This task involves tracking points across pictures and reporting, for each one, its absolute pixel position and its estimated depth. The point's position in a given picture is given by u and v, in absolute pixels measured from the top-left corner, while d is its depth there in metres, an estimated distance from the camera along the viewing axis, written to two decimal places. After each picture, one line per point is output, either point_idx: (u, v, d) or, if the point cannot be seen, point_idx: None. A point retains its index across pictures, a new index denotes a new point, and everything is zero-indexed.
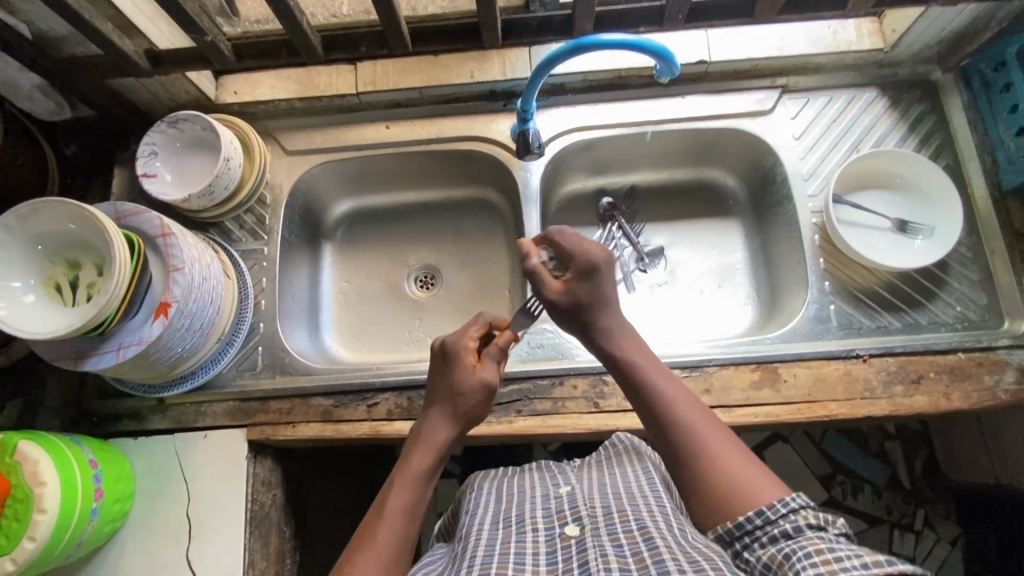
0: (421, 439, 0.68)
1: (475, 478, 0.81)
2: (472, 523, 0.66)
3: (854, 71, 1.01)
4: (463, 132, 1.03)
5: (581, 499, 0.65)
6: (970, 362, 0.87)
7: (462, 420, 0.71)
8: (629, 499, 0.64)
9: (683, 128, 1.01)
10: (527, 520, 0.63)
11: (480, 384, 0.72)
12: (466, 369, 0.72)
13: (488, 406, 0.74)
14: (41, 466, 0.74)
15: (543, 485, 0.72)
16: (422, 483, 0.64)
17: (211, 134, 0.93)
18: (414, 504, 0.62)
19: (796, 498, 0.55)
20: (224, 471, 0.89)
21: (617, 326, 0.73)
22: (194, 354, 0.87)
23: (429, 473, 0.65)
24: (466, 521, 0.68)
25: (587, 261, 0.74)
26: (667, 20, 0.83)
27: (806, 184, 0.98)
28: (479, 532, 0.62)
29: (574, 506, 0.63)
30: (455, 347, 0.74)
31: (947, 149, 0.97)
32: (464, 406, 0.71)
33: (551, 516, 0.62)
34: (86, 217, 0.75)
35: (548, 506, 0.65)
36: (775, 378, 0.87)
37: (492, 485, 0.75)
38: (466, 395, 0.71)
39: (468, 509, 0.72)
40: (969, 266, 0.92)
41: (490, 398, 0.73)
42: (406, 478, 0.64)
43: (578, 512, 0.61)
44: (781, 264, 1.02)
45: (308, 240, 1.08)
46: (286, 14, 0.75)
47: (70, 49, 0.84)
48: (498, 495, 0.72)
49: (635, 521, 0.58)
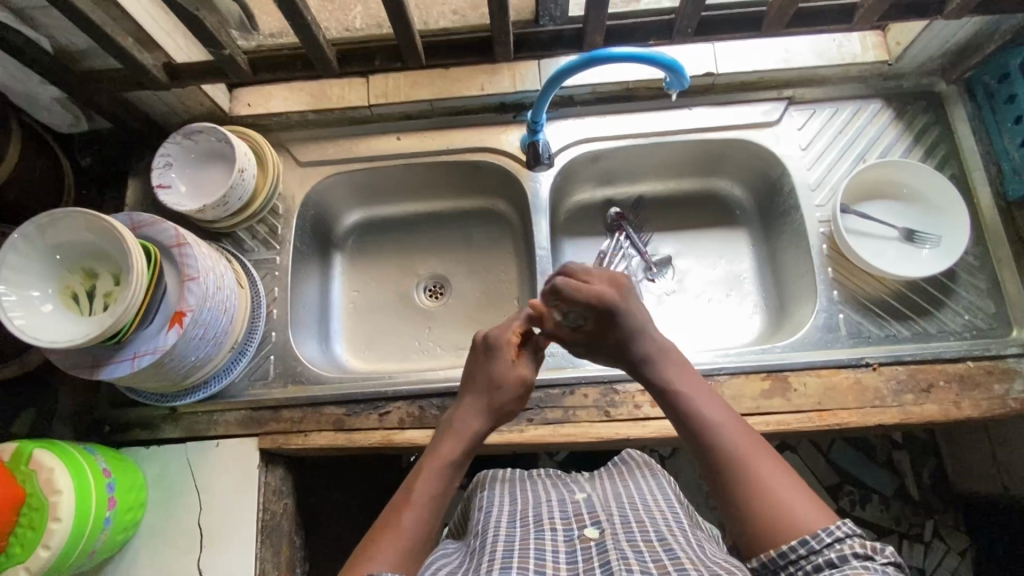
0: (454, 428, 0.72)
1: (487, 476, 0.80)
2: (489, 520, 0.66)
3: (859, 83, 1.02)
4: (473, 143, 1.04)
5: (598, 505, 0.66)
6: (979, 370, 0.87)
7: (496, 414, 0.74)
8: (646, 511, 0.64)
9: (690, 139, 1.02)
10: (546, 521, 0.63)
11: (518, 380, 0.76)
12: (507, 364, 0.76)
13: (519, 403, 0.77)
14: (57, 474, 0.74)
15: (558, 490, 0.73)
16: (449, 471, 0.67)
17: (226, 146, 0.95)
18: (441, 490, 0.65)
19: (840, 526, 0.55)
20: (236, 480, 0.90)
21: (655, 352, 0.74)
22: (207, 362, 0.87)
23: (459, 463, 0.69)
24: (479, 519, 0.69)
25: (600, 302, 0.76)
26: (676, 34, 0.85)
27: (813, 194, 0.99)
28: (496, 529, 0.63)
29: (592, 510, 0.64)
30: (498, 340, 0.77)
31: (952, 160, 0.98)
32: (501, 401, 0.74)
33: (569, 518, 0.63)
34: (104, 228, 0.76)
35: (564, 509, 0.66)
36: (785, 387, 0.88)
37: (505, 486, 0.75)
38: (503, 390, 0.75)
39: (481, 506, 0.72)
40: (977, 275, 0.93)
41: (523, 397, 0.76)
42: (435, 464, 0.67)
43: (596, 516, 0.62)
44: (789, 273, 1.02)
45: (319, 249, 1.09)
46: (304, 29, 0.76)
47: (89, 62, 0.85)
48: (511, 495, 0.72)
49: (654, 532, 0.59)
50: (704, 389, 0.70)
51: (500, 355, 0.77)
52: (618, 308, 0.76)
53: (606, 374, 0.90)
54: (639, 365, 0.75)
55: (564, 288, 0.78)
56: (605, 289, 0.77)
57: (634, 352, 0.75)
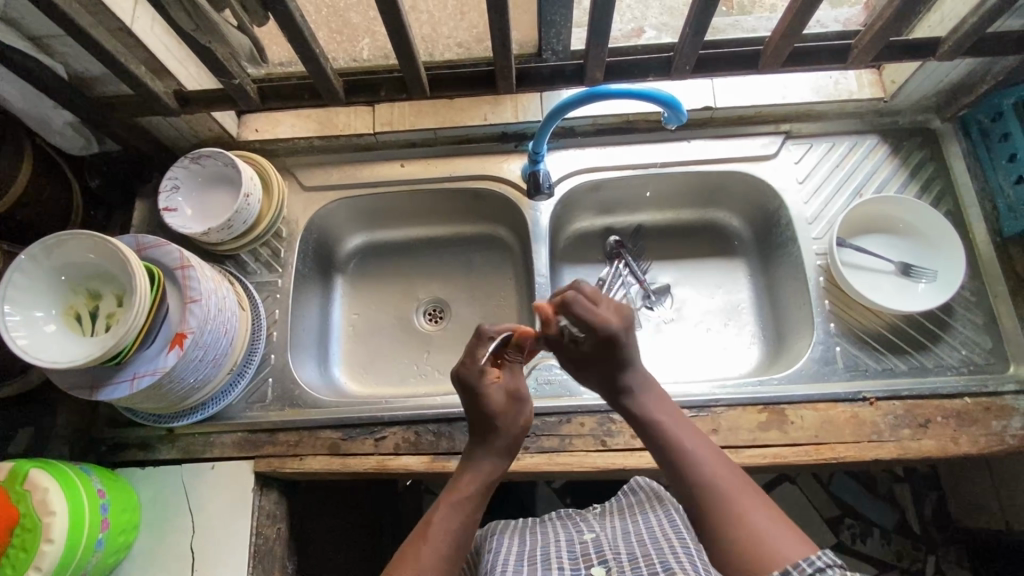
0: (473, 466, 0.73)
1: (497, 525, 0.80)
2: (500, 559, 0.70)
3: (856, 118, 1.04)
4: (476, 171, 1.06)
5: (607, 544, 0.71)
6: (977, 407, 0.87)
7: (506, 443, 0.74)
8: (654, 542, 0.69)
9: (689, 171, 1.04)
10: (553, 560, 0.69)
11: (509, 400, 0.74)
12: (494, 388, 0.73)
13: (524, 417, 0.75)
14: (51, 495, 0.74)
15: (567, 530, 0.77)
16: (472, 507, 0.70)
17: (233, 170, 0.96)
18: (467, 529, 0.68)
19: (821, 557, 0.57)
20: (230, 503, 0.89)
21: (638, 384, 0.76)
22: (206, 384, 0.88)
23: (480, 500, 0.70)
24: (491, 560, 0.72)
25: (606, 334, 0.73)
26: (674, 70, 0.86)
27: (810, 227, 1.00)
28: (504, 568, 0.68)
29: (599, 550, 0.70)
30: (472, 375, 0.73)
31: (948, 196, 0.99)
32: (509, 424, 0.74)
33: (576, 558, 0.70)
34: (109, 250, 0.77)
35: (572, 548, 0.72)
36: (781, 420, 0.88)
37: (516, 528, 0.78)
38: (500, 420, 0.73)
39: (491, 548, 0.74)
40: (973, 310, 0.93)
41: (523, 411, 0.75)
42: (454, 503, 0.69)
43: (602, 555, 0.69)
44: (787, 304, 1.03)
45: (320, 272, 1.10)
46: (312, 61, 0.78)
47: (102, 88, 0.87)
48: (520, 537, 0.75)
49: (659, 564, 0.64)
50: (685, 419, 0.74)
51: (487, 387, 0.73)
52: (616, 339, 0.73)
53: (604, 404, 0.90)
54: (618, 392, 0.76)
55: (575, 306, 0.74)
56: (611, 319, 0.74)
57: (615, 380, 0.75)
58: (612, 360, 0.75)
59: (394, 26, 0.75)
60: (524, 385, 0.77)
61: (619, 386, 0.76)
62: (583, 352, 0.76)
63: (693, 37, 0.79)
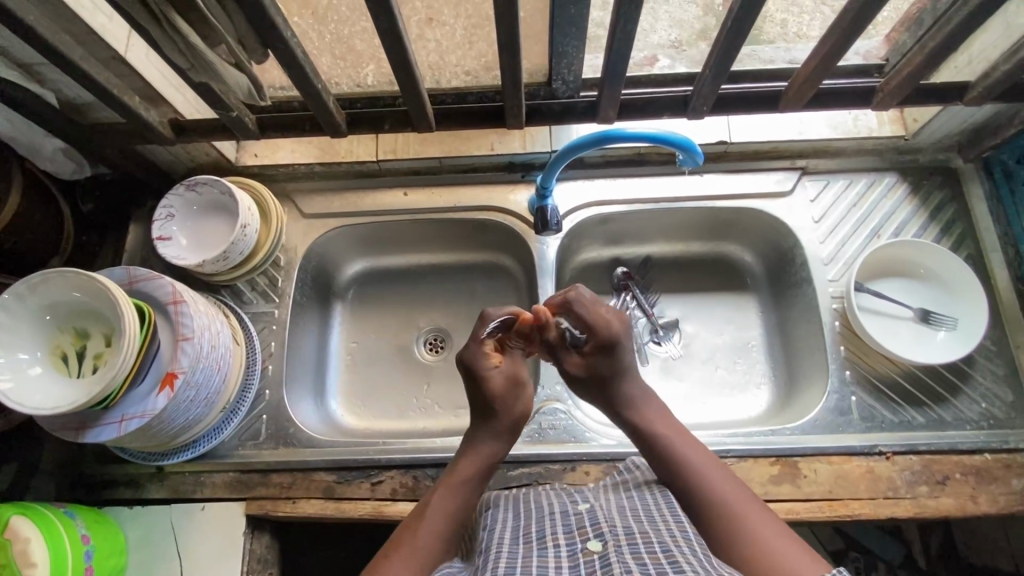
0: (469, 449, 0.73)
1: (492, 496, 0.76)
2: (493, 536, 0.63)
3: (874, 155, 1.00)
4: (481, 202, 1.03)
5: (602, 516, 0.64)
6: (997, 464, 0.84)
7: (505, 427, 0.74)
8: (651, 523, 0.62)
9: (701, 206, 1.01)
10: (548, 536, 0.61)
11: (508, 382, 0.75)
12: (494, 370, 0.75)
13: (524, 399, 0.76)
14: (32, 546, 0.71)
15: (562, 503, 0.69)
16: (468, 488, 0.70)
17: (229, 199, 0.93)
18: (460, 507, 0.68)
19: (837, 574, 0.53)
20: (221, 546, 0.86)
21: (641, 396, 0.76)
22: (197, 423, 0.85)
23: (475, 480, 0.70)
24: (484, 539, 0.65)
25: (609, 335, 0.76)
26: (691, 110, 0.84)
27: (826, 269, 0.96)
28: (499, 546, 0.60)
29: (595, 521, 0.62)
30: (474, 357, 0.75)
31: (969, 239, 0.96)
32: (507, 406, 0.74)
33: (571, 531, 0.61)
34: (97, 289, 0.74)
35: (568, 522, 0.63)
36: (795, 474, 0.85)
37: (507, 503, 0.72)
38: (498, 401, 0.74)
39: (487, 525, 0.68)
40: (995, 361, 0.90)
41: (523, 395, 0.76)
42: (454, 483, 0.70)
43: (600, 528, 0.60)
44: (800, 346, 0.99)
45: (319, 300, 1.07)
46: (314, 95, 0.75)
47: (95, 114, 0.84)
48: (514, 511, 0.69)
49: (658, 544, 0.57)
50: (691, 438, 0.72)
51: (485, 369, 0.75)
52: (619, 342, 0.77)
53: (611, 451, 0.87)
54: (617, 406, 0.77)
55: (575, 305, 0.77)
56: (613, 322, 0.78)
57: (620, 392, 0.76)
58: (609, 373, 0.77)
59: (400, 61, 0.71)
60: (525, 371, 0.77)
61: (621, 397, 0.76)
62: (586, 368, 0.78)
63: (713, 79, 0.76)
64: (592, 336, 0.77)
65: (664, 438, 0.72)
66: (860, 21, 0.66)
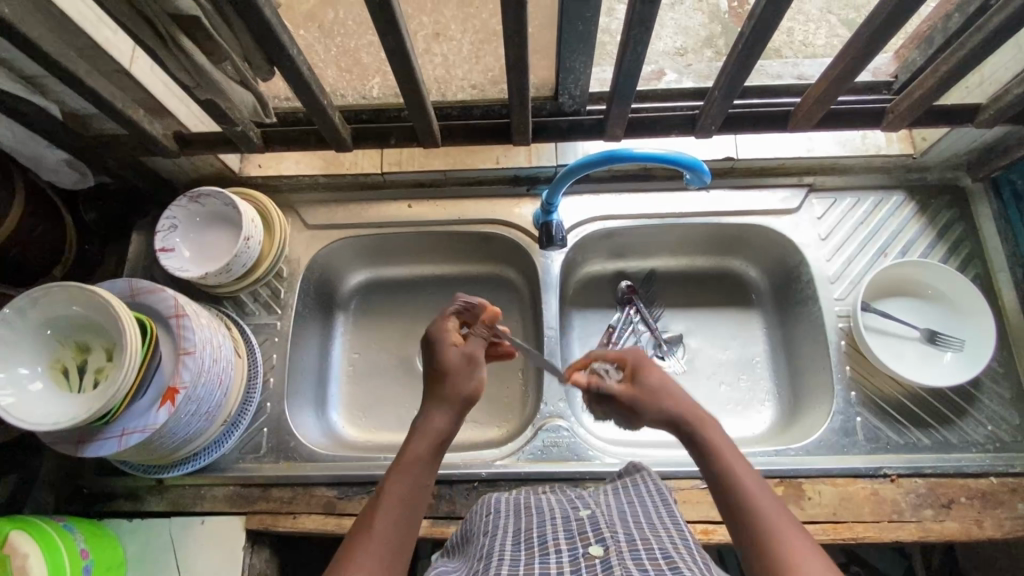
0: (419, 427, 0.68)
1: (493, 499, 0.73)
2: (493, 543, 0.61)
3: (882, 173, 1.00)
4: (485, 215, 1.02)
5: (604, 521, 0.61)
6: (1003, 488, 0.84)
7: (453, 399, 0.69)
8: (653, 531, 0.59)
9: (707, 222, 1.00)
10: (549, 541, 0.58)
11: (461, 359, 0.72)
12: (447, 349, 0.72)
13: (476, 374, 0.71)
14: (31, 560, 0.71)
15: (562, 507, 0.67)
16: (421, 469, 0.64)
17: (232, 210, 0.92)
18: (412, 491, 0.62)
19: None
20: (220, 561, 0.85)
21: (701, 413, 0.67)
22: (198, 437, 0.84)
23: (425, 458, 0.65)
24: (482, 545, 0.63)
25: (636, 357, 0.73)
26: (699, 128, 0.83)
27: (832, 287, 0.96)
28: (499, 553, 0.58)
29: (597, 527, 0.59)
30: (433, 340, 0.74)
31: (977, 259, 0.95)
32: (454, 381, 0.70)
33: (573, 536, 0.58)
34: (98, 303, 0.73)
35: (569, 527, 0.61)
36: (798, 495, 0.84)
37: (506, 505, 0.69)
38: (449, 376, 0.70)
39: (486, 531, 0.66)
40: (1001, 383, 0.90)
41: (474, 370, 0.71)
42: (403, 465, 0.64)
43: (601, 534, 0.57)
44: (805, 364, 0.99)
45: (321, 311, 1.07)
46: (319, 111, 0.74)
47: (99, 126, 0.84)
48: (515, 515, 0.66)
49: (659, 550, 0.55)
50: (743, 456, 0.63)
51: (440, 349, 0.73)
52: (645, 356, 0.74)
53: (614, 470, 0.86)
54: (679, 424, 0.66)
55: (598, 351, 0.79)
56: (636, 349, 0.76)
57: (675, 413, 0.66)
58: (655, 386, 0.69)
59: (406, 78, 0.71)
60: (481, 350, 0.73)
61: (678, 417, 0.66)
62: (631, 388, 0.70)
63: (722, 99, 0.75)
64: (625, 364, 0.74)
65: (720, 461, 0.62)
66: (871, 46, 0.65)
